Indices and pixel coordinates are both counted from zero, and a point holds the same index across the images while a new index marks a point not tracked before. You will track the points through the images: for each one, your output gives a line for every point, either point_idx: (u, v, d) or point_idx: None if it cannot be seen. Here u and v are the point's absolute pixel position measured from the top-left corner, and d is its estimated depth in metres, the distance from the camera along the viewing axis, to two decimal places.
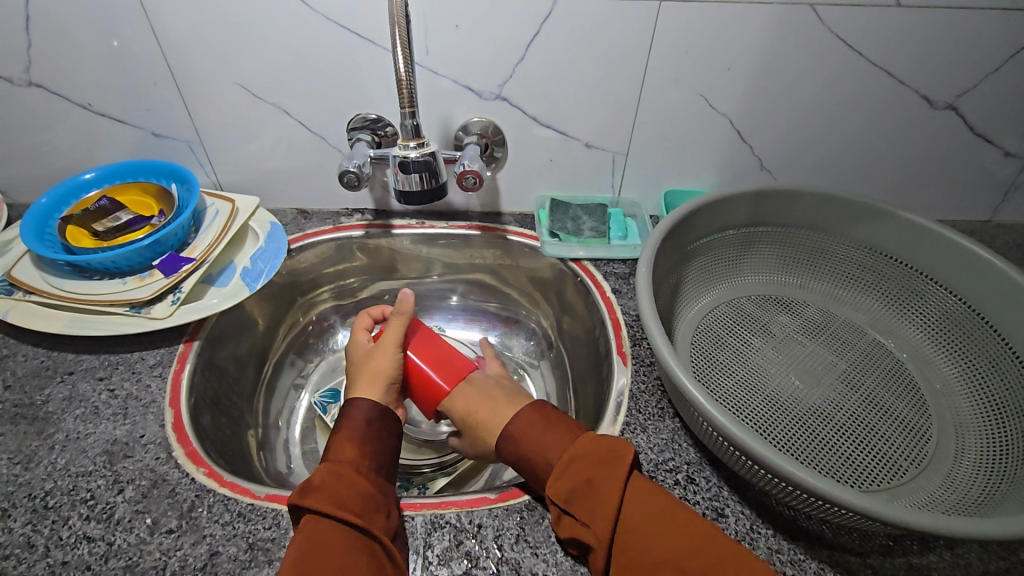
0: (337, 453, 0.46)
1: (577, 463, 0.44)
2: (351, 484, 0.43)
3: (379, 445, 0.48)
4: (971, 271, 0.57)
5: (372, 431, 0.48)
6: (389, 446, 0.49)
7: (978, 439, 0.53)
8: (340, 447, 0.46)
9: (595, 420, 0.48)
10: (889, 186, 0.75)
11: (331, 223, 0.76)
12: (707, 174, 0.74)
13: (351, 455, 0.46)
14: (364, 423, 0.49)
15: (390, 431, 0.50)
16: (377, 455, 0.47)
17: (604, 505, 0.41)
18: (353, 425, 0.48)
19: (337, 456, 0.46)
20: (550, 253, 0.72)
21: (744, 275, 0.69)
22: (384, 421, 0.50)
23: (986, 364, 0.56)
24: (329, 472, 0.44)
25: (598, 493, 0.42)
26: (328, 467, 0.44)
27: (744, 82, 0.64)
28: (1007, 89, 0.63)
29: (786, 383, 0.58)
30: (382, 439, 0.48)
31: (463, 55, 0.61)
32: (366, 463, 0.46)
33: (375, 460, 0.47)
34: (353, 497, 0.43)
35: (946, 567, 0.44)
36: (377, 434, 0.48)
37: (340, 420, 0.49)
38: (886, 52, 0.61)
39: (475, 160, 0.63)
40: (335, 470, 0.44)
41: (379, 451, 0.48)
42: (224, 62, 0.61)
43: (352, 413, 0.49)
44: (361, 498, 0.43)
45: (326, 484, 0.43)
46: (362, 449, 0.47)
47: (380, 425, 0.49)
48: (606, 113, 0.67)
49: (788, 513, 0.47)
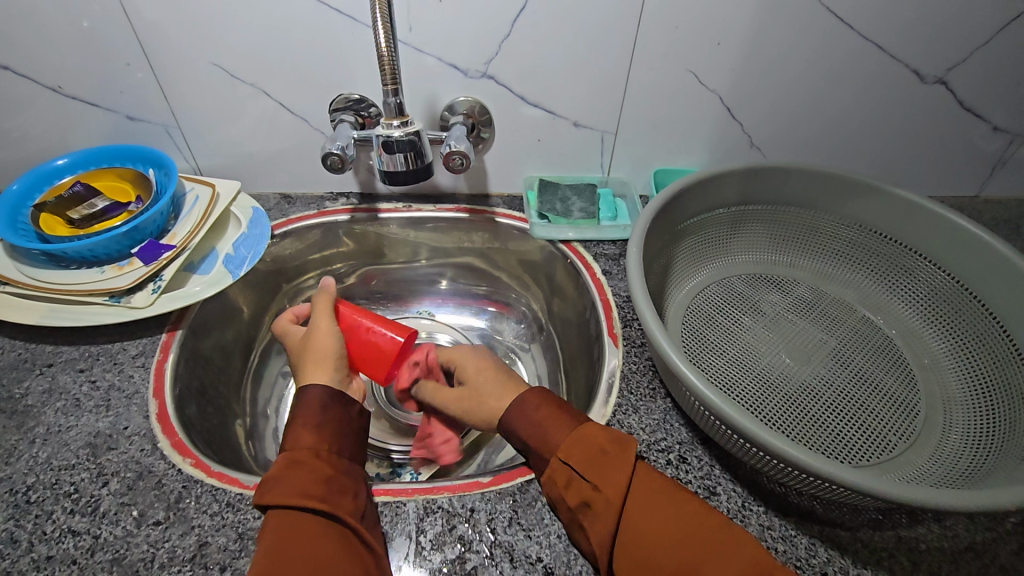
0: (294, 440, 0.45)
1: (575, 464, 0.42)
2: (311, 471, 0.43)
3: (337, 426, 0.47)
4: (959, 245, 0.57)
5: (329, 415, 0.47)
6: (349, 423, 0.49)
7: (965, 412, 0.53)
8: (294, 437, 0.45)
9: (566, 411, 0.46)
10: (879, 163, 0.74)
11: (316, 207, 0.74)
12: (697, 152, 0.73)
13: (308, 442, 0.45)
14: (313, 400, 0.48)
15: (348, 410, 0.49)
16: (336, 439, 0.47)
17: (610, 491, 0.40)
18: (300, 413, 0.47)
19: (293, 444, 0.45)
20: (539, 235, 0.71)
21: (735, 254, 0.68)
22: (341, 400, 0.49)
23: (974, 338, 0.56)
24: (286, 462, 0.43)
25: (600, 492, 0.41)
26: (285, 457, 0.43)
27: (733, 58, 0.63)
28: (998, 61, 0.63)
29: (777, 361, 0.58)
30: (336, 419, 0.48)
31: (448, 30, 0.59)
32: (326, 449, 0.45)
33: (334, 444, 0.46)
34: (314, 483, 0.42)
35: (934, 539, 0.45)
36: (331, 415, 0.48)
37: (292, 408, 0.48)
38: (876, 26, 0.60)
39: (461, 141, 0.62)
40: (293, 460, 0.43)
41: (334, 436, 0.47)
42: (200, 42, 0.59)
43: (305, 399, 0.48)
44: (322, 485, 0.42)
45: (279, 476, 0.42)
46: (319, 434, 0.46)
47: (333, 409, 0.48)
48: (594, 90, 0.65)
49: (780, 489, 0.48)
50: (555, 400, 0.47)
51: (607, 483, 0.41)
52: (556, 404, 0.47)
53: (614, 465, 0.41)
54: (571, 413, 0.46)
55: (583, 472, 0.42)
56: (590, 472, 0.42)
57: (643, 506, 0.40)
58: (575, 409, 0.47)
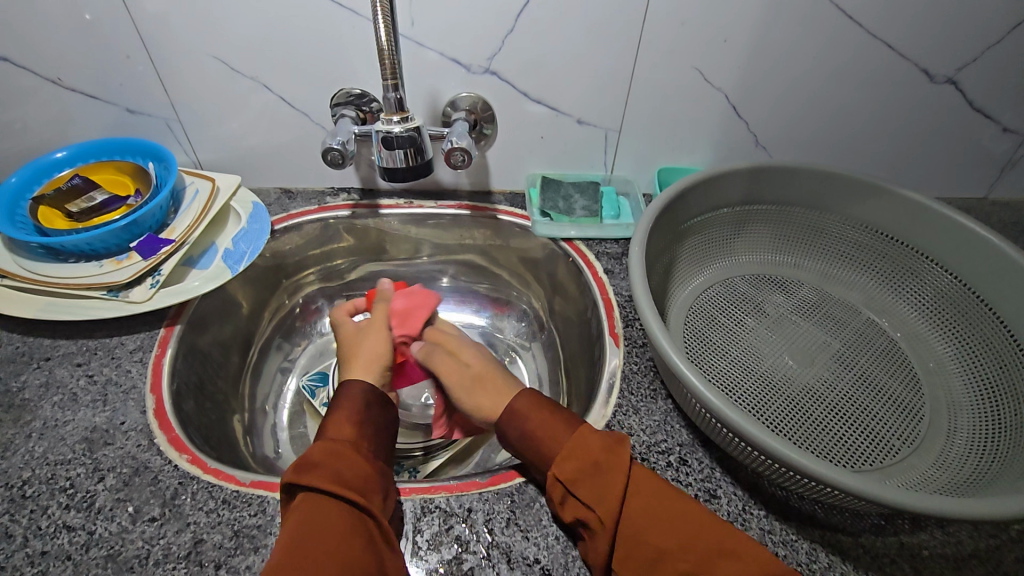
0: (333, 431, 0.46)
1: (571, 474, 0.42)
2: (351, 461, 0.43)
3: (373, 425, 0.48)
4: (966, 247, 0.56)
5: (367, 411, 0.48)
6: (384, 425, 0.49)
7: (970, 417, 0.53)
8: (335, 427, 0.46)
9: (560, 416, 0.46)
10: (886, 164, 0.73)
11: (316, 203, 0.74)
12: (701, 151, 0.72)
13: (347, 434, 0.46)
14: (357, 394, 0.49)
15: (386, 407, 0.50)
16: (371, 436, 0.47)
17: (604, 507, 0.40)
18: (344, 405, 0.48)
19: (333, 434, 0.45)
20: (541, 233, 0.70)
21: (738, 254, 0.68)
22: (382, 402, 0.50)
23: (980, 343, 0.55)
24: (326, 449, 0.43)
25: (595, 505, 0.41)
26: (326, 445, 0.44)
27: (740, 56, 0.62)
28: (1007, 61, 0.62)
29: (780, 363, 0.58)
30: (374, 418, 0.49)
31: (450, 26, 0.59)
32: (363, 444, 0.46)
33: (370, 441, 0.47)
34: (352, 475, 0.42)
35: (937, 545, 0.44)
36: (370, 410, 0.49)
37: (334, 400, 0.49)
38: (886, 24, 0.59)
39: (463, 137, 0.61)
40: (333, 447, 0.44)
41: (372, 436, 0.47)
42: (202, 34, 0.59)
43: (347, 393, 0.49)
44: (358, 477, 0.42)
45: (319, 461, 0.42)
46: (358, 430, 0.47)
47: (371, 404, 0.49)
48: (598, 87, 0.65)
49: (781, 493, 0.47)
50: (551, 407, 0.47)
51: (601, 499, 0.41)
52: (550, 409, 0.47)
53: (607, 478, 0.41)
54: (564, 424, 0.46)
55: (576, 488, 0.42)
56: (581, 489, 0.42)
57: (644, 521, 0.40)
58: (570, 414, 0.47)
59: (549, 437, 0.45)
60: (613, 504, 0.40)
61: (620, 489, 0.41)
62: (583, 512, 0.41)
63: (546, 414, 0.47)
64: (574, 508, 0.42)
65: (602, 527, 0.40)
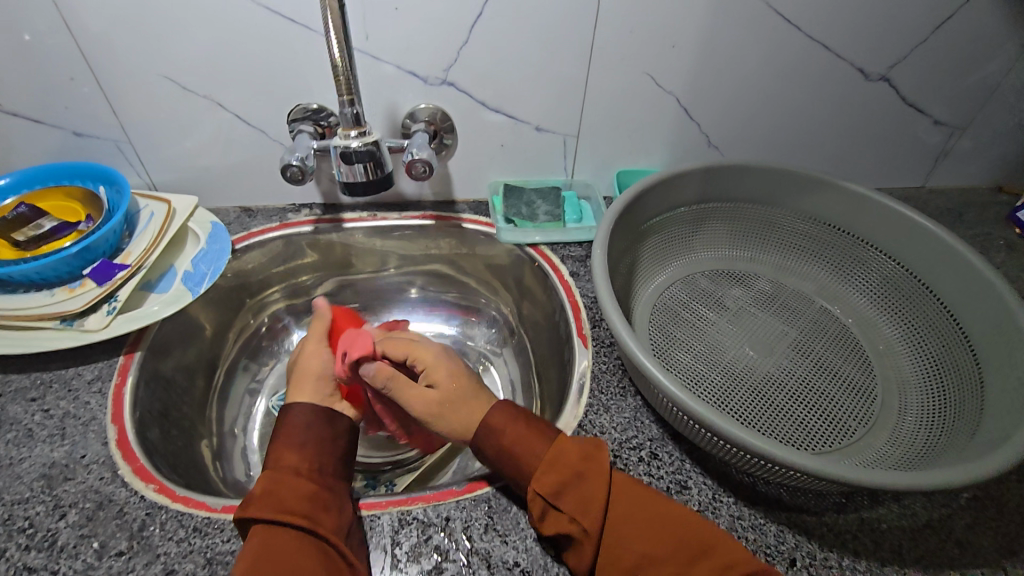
0: (278, 459, 0.44)
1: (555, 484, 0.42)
2: (295, 487, 0.42)
3: (320, 441, 0.46)
4: (906, 234, 0.60)
5: (313, 431, 0.47)
6: (335, 437, 0.48)
7: (919, 394, 0.56)
8: (277, 454, 0.45)
9: (535, 427, 0.46)
10: (831, 159, 0.77)
11: (278, 219, 0.73)
12: (657, 153, 0.74)
13: (290, 459, 0.44)
14: (297, 416, 0.47)
15: (335, 419, 0.49)
16: (319, 452, 0.46)
17: (589, 518, 0.41)
18: (286, 429, 0.46)
19: (277, 463, 0.44)
20: (505, 239, 0.71)
21: (697, 251, 0.70)
22: (326, 416, 0.48)
23: (924, 324, 0.59)
24: (268, 480, 0.43)
25: (580, 517, 0.41)
26: (268, 475, 0.43)
27: (689, 61, 0.64)
28: (931, 58, 0.66)
29: (741, 354, 0.60)
30: (320, 433, 0.47)
31: (406, 39, 0.60)
32: (309, 465, 0.45)
33: (317, 458, 0.45)
34: (297, 500, 0.42)
35: (894, 518, 0.47)
36: (314, 426, 0.47)
37: (278, 425, 0.47)
38: (822, 27, 0.62)
39: (424, 148, 0.62)
40: (275, 478, 0.43)
41: (320, 453, 0.46)
42: (151, 53, 0.58)
43: (290, 416, 0.47)
44: (305, 502, 0.42)
45: (261, 494, 0.42)
46: (302, 452, 0.45)
47: (317, 420, 0.47)
48: (554, 95, 0.66)
49: (748, 479, 0.49)
50: (527, 422, 0.46)
51: (587, 509, 0.41)
52: (521, 420, 0.46)
53: (591, 487, 0.42)
54: (540, 435, 0.45)
55: (558, 501, 0.42)
56: (565, 501, 0.42)
57: (625, 524, 0.40)
58: (544, 424, 0.46)
59: (528, 456, 0.44)
60: (598, 512, 0.41)
61: (605, 498, 0.41)
62: (567, 523, 0.41)
63: (522, 428, 0.45)
64: (556, 520, 0.42)
65: (589, 538, 0.40)
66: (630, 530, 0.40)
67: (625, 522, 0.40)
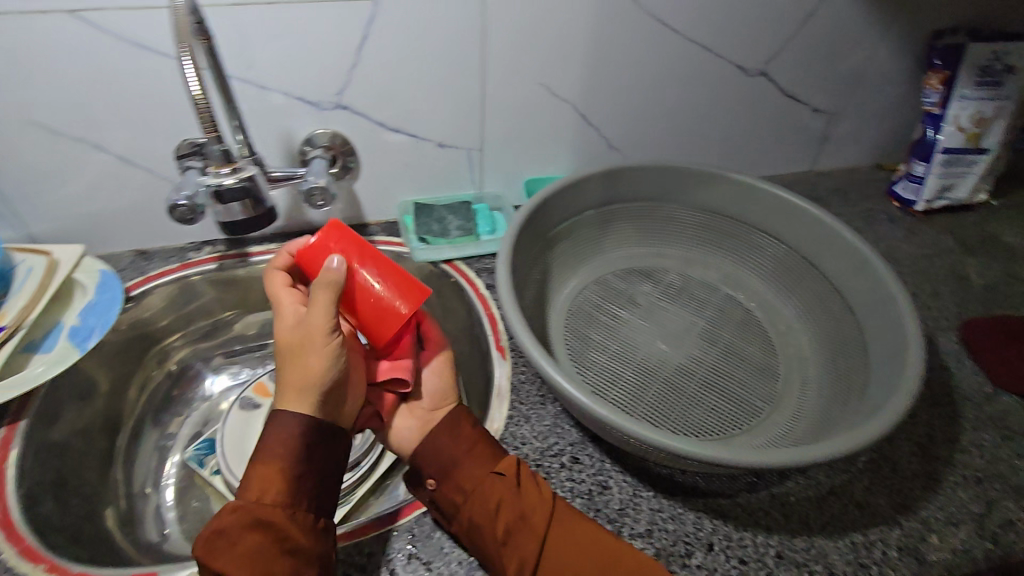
0: (248, 487, 0.42)
1: (502, 489, 0.45)
2: (257, 526, 0.40)
3: (294, 471, 0.43)
4: (792, 220, 0.63)
5: (291, 455, 0.43)
6: (316, 463, 0.44)
7: (818, 369, 0.59)
8: (246, 481, 0.42)
9: (488, 441, 0.48)
10: (727, 152, 0.81)
11: (178, 260, 0.69)
12: (562, 159, 0.76)
13: (256, 490, 0.42)
14: (275, 442, 0.43)
15: (325, 438, 0.44)
16: (293, 484, 0.43)
17: (537, 517, 0.44)
18: (263, 448, 0.43)
19: (245, 489, 0.42)
20: (420, 259, 0.71)
21: (609, 252, 0.71)
22: (320, 434, 0.44)
23: (817, 302, 0.63)
24: (231, 511, 0.41)
25: (529, 516, 0.44)
26: (233, 508, 0.41)
27: (579, 69, 0.66)
28: (802, 51, 0.71)
29: (653, 349, 0.62)
30: (294, 463, 0.43)
31: (290, 66, 0.58)
32: (277, 501, 0.42)
33: (289, 491, 0.42)
34: (255, 543, 0.40)
35: (801, 490, 0.49)
36: (290, 452, 0.43)
37: (261, 437, 0.44)
38: (699, 29, 0.66)
39: (321, 177, 0.61)
40: (238, 510, 0.41)
41: (293, 486, 0.43)
42: (8, 98, 0.54)
43: (271, 428, 0.44)
44: (266, 544, 0.40)
45: (221, 528, 0.40)
46: (271, 484, 0.42)
47: (294, 443, 0.43)
48: (452, 111, 0.66)
49: (665, 471, 0.50)
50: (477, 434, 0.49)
51: (535, 509, 0.44)
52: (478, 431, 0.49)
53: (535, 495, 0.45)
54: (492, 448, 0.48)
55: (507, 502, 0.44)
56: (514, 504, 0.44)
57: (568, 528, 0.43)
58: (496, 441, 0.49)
59: (474, 468, 0.46)
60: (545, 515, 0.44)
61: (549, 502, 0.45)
62: (513, 523, 0.43)
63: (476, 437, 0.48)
64: (506, 518, 0.44)
65: (536, 536, 0.43)
66: (572, 531, 0.43)
67: (567, 523, 0.44)
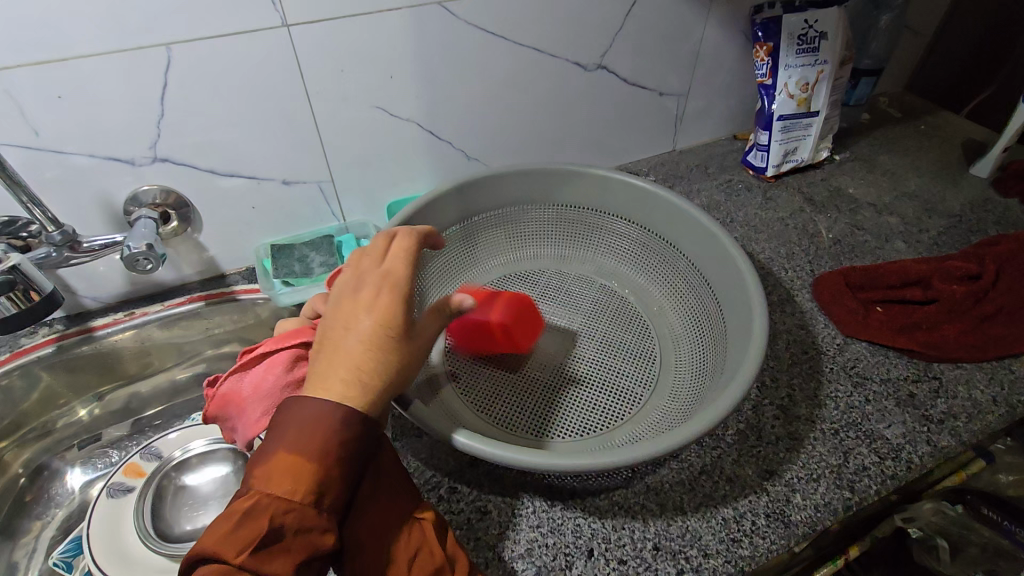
0: (273, 487, 0.33)
1: (423, 535, 0.40)
2: (284, 538, 0.33)
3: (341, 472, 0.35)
4: (645, 205, 0.65)
5: (332, 457, 0.34)
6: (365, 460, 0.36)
7: (688, 347, 0.61)
8: (280, 479, 0.34)
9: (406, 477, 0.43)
10: (587, 144, 0.82)
11: (7, 348, 0.62)
12: (421, 177, 0.74)
13: (287, 493, 0.33)
14: (314, 434, 0.35)
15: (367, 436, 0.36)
16: (337, 481, 0.35)
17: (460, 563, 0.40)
18: (308, 431, 0.35)
19: (270, 489, 0.33)
20: (287, 302, 0.67)
21: (483, 262, 0.70)
22: (361, 428, 0.36)
23: (680, 281, 0.64)
24: (260, 518, 0.32)
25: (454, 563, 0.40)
26: (262, 511, 0.33)
27: (412, 87, 0.64)
28: (633, 41, 0.72)
29: (532, 354, 0.61)
30: (346, 456, 0.35)
31: (84, 127, 0.53)
32: (321, 504, 0.34)
33: (332, 490, 0.35)
34: (287, 554, 0.33)
35: (675, 475, 0.50)
36: (338, 447, 0.35)
37: (297, 414, 0.35)
38: (525, 33, 0.65)
39: (145, 237, 0.56)
40: (269, 518, 0.33)
41: (338, 488, 0.35)
42: None
43: (312, 411, 0.35)
44: (294, 557, 0.33)
45: (253, 535, 0.32)
46: (310, 486, 0.34)
47: (345, 437, 0.35)
48: (287, 146, 0.63)
49: (545, 481, 0.50)
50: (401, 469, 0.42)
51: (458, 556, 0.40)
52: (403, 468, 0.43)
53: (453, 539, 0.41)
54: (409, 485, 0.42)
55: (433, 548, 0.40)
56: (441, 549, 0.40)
57: None
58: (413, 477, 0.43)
59: (398, 510, 0.40)
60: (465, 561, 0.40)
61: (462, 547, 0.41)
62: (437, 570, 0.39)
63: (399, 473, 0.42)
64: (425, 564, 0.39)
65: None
66: None
67: None
